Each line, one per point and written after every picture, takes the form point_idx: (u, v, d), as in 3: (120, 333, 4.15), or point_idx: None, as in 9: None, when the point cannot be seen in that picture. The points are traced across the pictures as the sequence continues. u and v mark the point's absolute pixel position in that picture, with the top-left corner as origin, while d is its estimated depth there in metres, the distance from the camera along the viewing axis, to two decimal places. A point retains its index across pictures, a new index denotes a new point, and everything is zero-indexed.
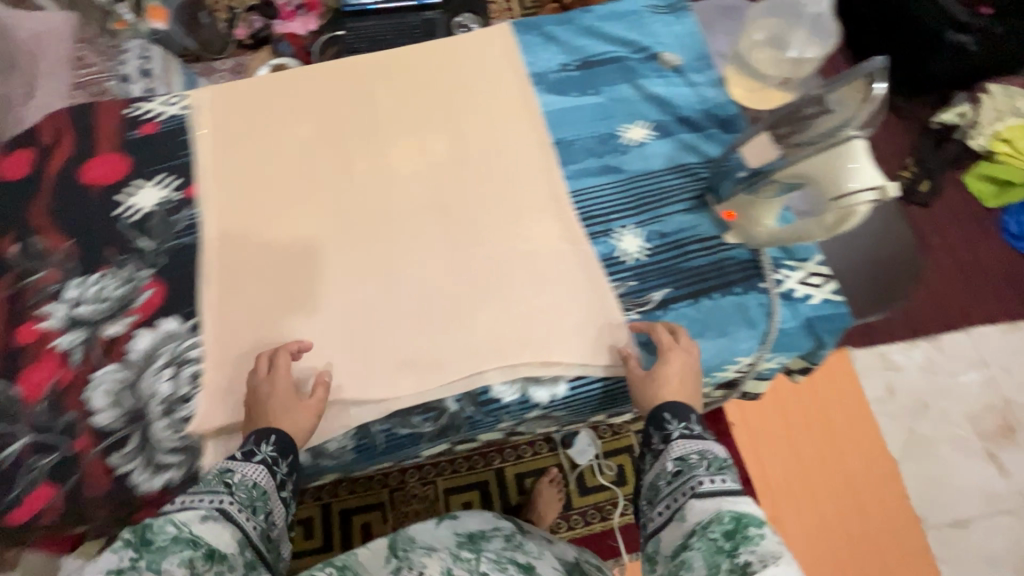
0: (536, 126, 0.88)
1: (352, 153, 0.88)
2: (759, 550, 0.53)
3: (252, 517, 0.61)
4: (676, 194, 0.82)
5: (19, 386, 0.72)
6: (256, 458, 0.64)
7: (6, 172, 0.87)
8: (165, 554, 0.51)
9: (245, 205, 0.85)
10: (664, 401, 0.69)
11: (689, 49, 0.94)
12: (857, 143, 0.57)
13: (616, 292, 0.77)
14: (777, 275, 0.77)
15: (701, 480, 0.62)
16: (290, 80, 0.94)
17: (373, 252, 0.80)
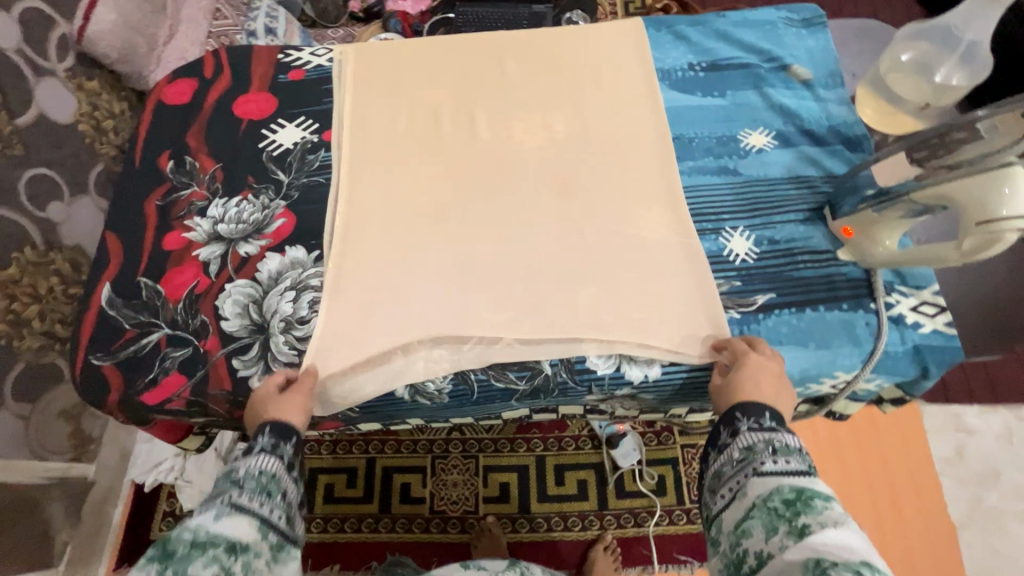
0: (657, 119, 0.90)
1: (477, 121, 0.93)
2: (818, 517, 0.55)
3: (269, 502, 0.65)
4: (792, 204, 0.82)
5: (165, 285, 0.81)
6: (256, 449, 0.68)
7: (171, 97, 0.97)
8: (188, 561, 0.55)
9: (374, 153, 0.91)
10: (736, 401, 0.69)
11: (822, 65, 0.93)
12: (1018, 169, 0.58)
13: (719, 289, 0.78)
14: (889, 298, 0.75)
15: (764, 461, 0.63)
16: (427, 48, 1.00)
17: (487, 217, 0.84)
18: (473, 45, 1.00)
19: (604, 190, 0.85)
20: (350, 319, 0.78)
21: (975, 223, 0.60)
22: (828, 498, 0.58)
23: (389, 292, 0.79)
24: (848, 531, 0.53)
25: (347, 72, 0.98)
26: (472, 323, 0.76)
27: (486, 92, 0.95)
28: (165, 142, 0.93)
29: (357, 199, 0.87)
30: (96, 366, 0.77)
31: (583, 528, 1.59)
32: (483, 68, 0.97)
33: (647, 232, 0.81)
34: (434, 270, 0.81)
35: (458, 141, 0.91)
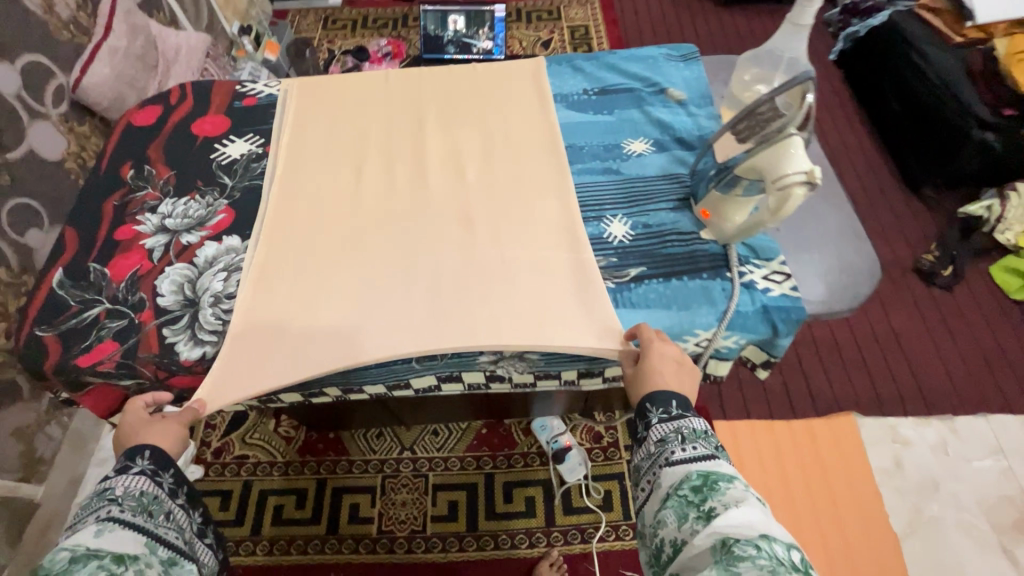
0: (557, 155, 1.01)
1: (395, 162, 1.04)
2: (723, 498, 0.65)
3: (151, 519, 0.74)
4: (663, 196, 0.96)
5: (111, 268, 0.91)
6: (133, 470, 0.77)
7: (139, 120, 1.12)
8: (70, 573, 0.62)
9: (298, 185, 1.01)
10: (646, 394, 0.79)
11: (695, 88, 1.10)
12: (795, 134, 0.71)
13: (598, 264, 0.89)
14: (743, 268, 0.86)
15: (674, 450, 0.73)
16: (360, 83, 1.17)
17: (399, 224, 0.95)
18: (400, 92, 1.15)
19: (503, 193, 0.97)
20: (268, 300, 0.87)
21: (772, 181, 0.73)
22: (732, 478, 0.68)
23: (304, 280, 0.89)
24: (747, 508, 0.63)
25: (285, 114, 1.12)
26: (379, 299, 0.86)
27: (405, 136, 1.08)
28: (129, 155, 1.07)
29: (278, 224, 0.96)
30: (38, 337, 0.85)
31: (531, 545, 1.58)
32: (406, 116, 1.12)
33: (538, 223, 0.93)
34: (344, 278, 0.89)
35: (375, 178, 1.02)
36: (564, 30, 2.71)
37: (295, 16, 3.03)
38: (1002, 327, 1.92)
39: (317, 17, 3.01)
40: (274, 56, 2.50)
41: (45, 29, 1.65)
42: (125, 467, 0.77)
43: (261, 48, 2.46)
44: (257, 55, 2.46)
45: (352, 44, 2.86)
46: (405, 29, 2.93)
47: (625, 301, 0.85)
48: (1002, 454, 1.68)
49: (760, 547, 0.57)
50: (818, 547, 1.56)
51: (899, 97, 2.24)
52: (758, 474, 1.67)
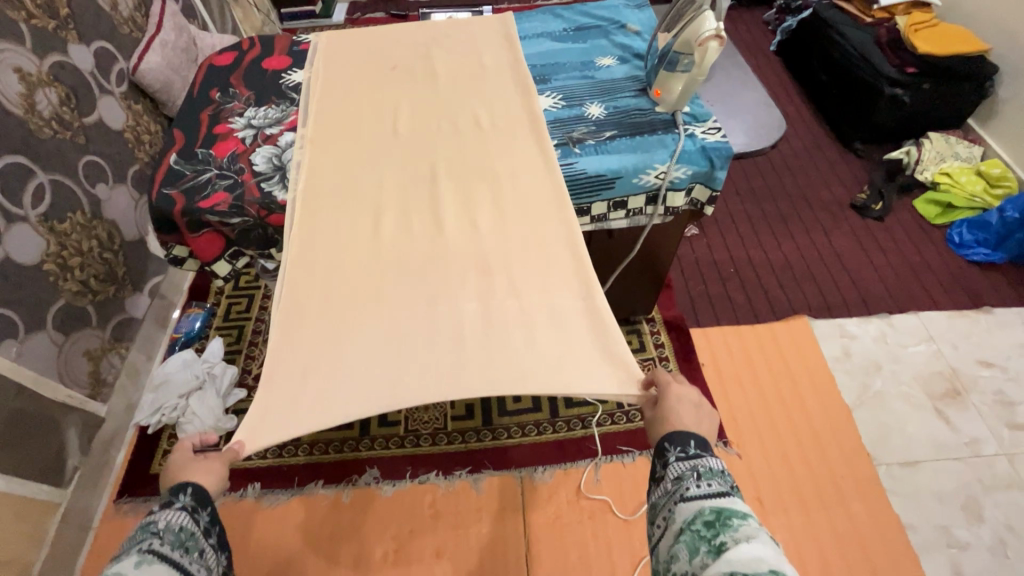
0: (536, 105, 1.26)
1: (402, 115, 1.27)
2: (735, 533, 0.76)
3: (185, 554, 0.89)
4: (628, 89, 1.29)
5: (215, 150, 1.21)
6: (176, 505, 0.94)
7: (219, 61, 1.43)
8: None
9: (325, 126, 1.25)
10: (665, 435, 0.93)
11: (647, 23, 1.45)
12: (705, 10, 1.06)
13: (582, 131, 1.21)
14: (687, 126, 1.19)
15: (689, 486, 0.86)
16: (380, 34, 1.50)
17: (431, 127, 1.24)
18: (409, 49, 1.43)
19: (509, 97, 1.29)
20: (323, 175, 1.16)
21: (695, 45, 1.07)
22: (743, 514, 0.79)
23: (348, 164, 1.18)
24: (757, 545, 0.74)
25: (317, 67, 1.39)
26: (424, 164, 1.18)
27: (413, 101, 1.30)
28: (214, 83, 1.37)
29: (315, 160, 1.18)
30: (165, 193, 1.13)
31: (539, 434, 1.83)
32: (421, 104, 1.30)
33: (538, 112, 1.24)
34: (387, 166, 1.17)
35: (389, 122, 1.26)
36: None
37: (303, 31, 3.43)
38: (928, 245, 2.27)
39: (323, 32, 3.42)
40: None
41: (111, 20, 1.97)
42: (170, 502, 0.94)
43: None
44: None
45: None
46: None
47: (603, 150, 1.16)
48: (932, 341, 2.00)
49: None
50: (783, 434, 1.81)
51: (826, 70, 2.68)
52: (737, 391, 1.90)
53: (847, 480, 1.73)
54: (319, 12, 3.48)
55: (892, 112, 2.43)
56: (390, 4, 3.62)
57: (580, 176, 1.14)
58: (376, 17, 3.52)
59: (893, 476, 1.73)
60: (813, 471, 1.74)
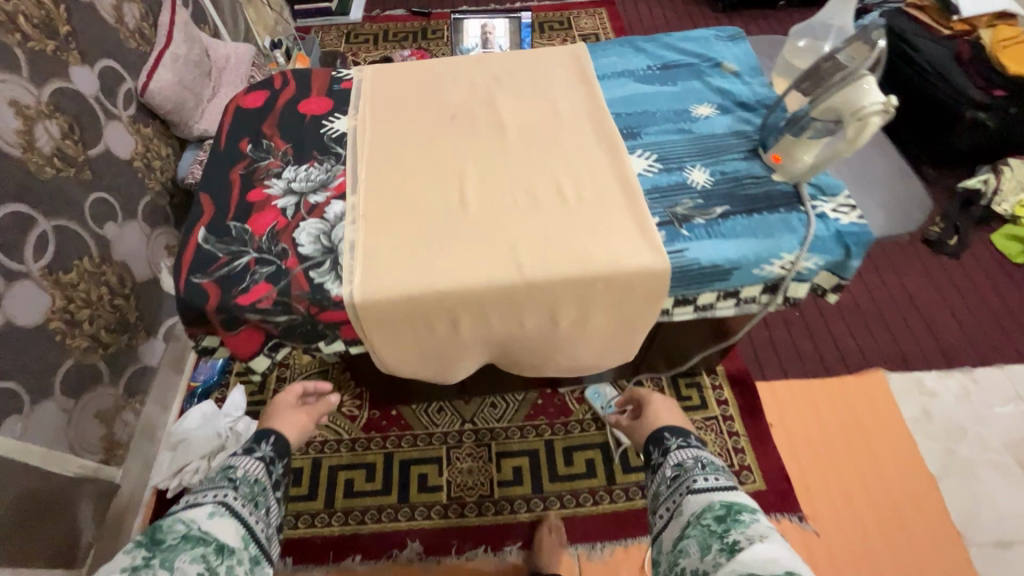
0: (627, 170, 1.07)
1: (468, 181, 1.07)
2: (747, 533, 0.93)
3: (252, 507, 1.06)
4: (735, 149, 1.09)
5: (251, 224, 1.02)
6: (257, 452, 1.20)
7: (248, 103, 1.23)
8: (176, 553, 0.87)
9: (378, 196, 1.05)
10: (669, 429, 1.28)
11: (745, 61, 1.25)
12: (869, 75, 0.86)
13: (687, 206, 1.02)
14: (814, 202, 1.00)
15: (696, 479, 1.10)
16: (433, 70, 1.30)
17: (506, 195, 1.05)
18: (468, 92, 1.23)
19: (594, 159, 1.10)
20: (383, 257, 0.96)
21: (852, 116, 0.88)
22: (746, 511, 0.99)
23: (411, 240, 0.99)
24: (767, 545, 0.90)
25: (362, 116, 1.19)
26: (500, 240, 0.98)
27: (479, 164, 1.10)
28: (243, 133, 1.18)
29: (369, 239, 0.98)
30: (195, 283, 0.95)
31: (594, 503, 1.67)
32: (490, 164, 1.10)
33: (632, 182, 1.05)
34: (458, 244, 0.97)
35: (454, 190, 1.06)
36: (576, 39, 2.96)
37: (319, 31, 3.17)
38: (1010, 287, 2.08)
39: (340, 32, 3.16)
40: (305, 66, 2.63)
41: (115, 35, 1.76)
42: (251, 451, 1.20)
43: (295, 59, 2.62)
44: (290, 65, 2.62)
45: (376, 56, 3.01)
46: (426, 41, 3.10)
47: (716, 232, 0.97)
48: (1020, 400, 1.83)
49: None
50: (862, 508, 1.65)
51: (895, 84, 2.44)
52: (812, 461, 1.73)
53: (935, 563, 1.57)
54: (336, 8, 3.21)
55: (973, 137, 2.22)
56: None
57: (691, 266, 0.95)
58: (396, 15, 3.25)
59: (986, 558, 1.58)
60: (897, 552, 1.58)
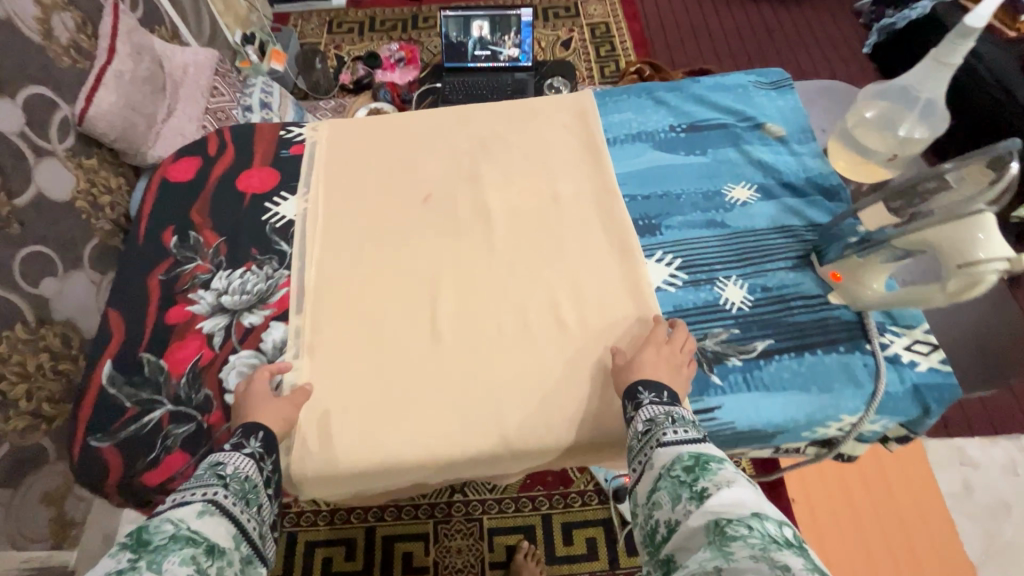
0: (642, 283, 0.85)
1: (442, 297, 0.85)
2: (715, 478, 0.56)
3: (246, 511, 0.60)
4: (781, 253, 0.86)
5: (167, 360, 0.81)
6: (242, 452, 0.65)
7: (176, 175, 1.00)
8: (165, 554, 0.49)
9: (327, 318, 0.84)
10: (638, 378, 0.72)
11: (792, 121, 1.00)
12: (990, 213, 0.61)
13: (720, 337, 0.80)
14: (882, 338, 0.78)
15: (666, 431, 0.64)
16: (405, 126, 1.06)
17: (491, 320, 0.83)
18: (447, 163, 0.99)
19: (602, 264, 0.87)
20: (332, 415, 0.77)
21: (956, 265, 0.64)
22: (721, 461, 0.59)
23: (370, 388, 0.78)
24: (739, 488, 0.54)
25: (314, 196, 0.96)
26: (482, 390, 0.78)
27: (458, 271, 0.88)
28: (168, 218, 0.95)
29: (315, 388, 0.78)
30: (93, 448, 0.75)
31: None
32: (470, 272, 0.88)
33: (650, 301, 0.83)
34: (428, 399, 0.77)
35: (425, 310, 0.84)
36: (585, 29, 2.57)
37: (298, 19, 2.84)
38: None
39: (322, 20, 2.83)
40: (281, 67, 2.33)
41: (43, 50, 1.14)
42: (237, 446, 0.66)
43: (266, 56, 2.29)
44: (262, 63, 2.29)
45: (360, 49, 2.68)
46: (415, 31, 2.75)
47: (756, 382, 0.76)
48: None
49: (756, 527, 0.49)
50: None
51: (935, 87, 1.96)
52: None
53: None
54: None
55: None
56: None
57: (723, 429, 0.74)
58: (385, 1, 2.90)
59: None
60: None
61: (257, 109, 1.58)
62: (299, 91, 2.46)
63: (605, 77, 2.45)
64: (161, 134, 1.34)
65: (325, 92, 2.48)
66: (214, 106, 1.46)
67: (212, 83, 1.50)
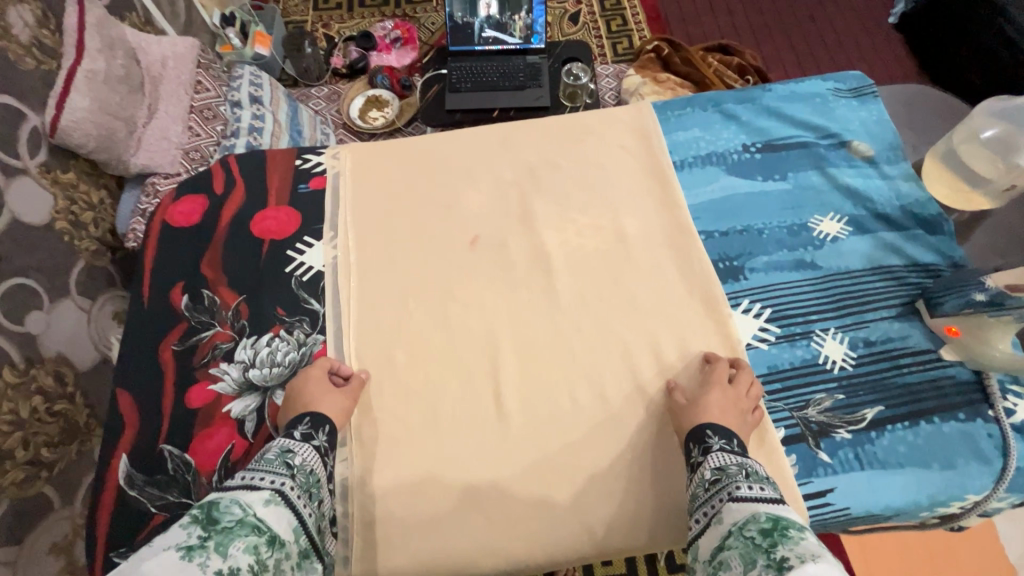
0: (726, 340, 0.75)
1: (502, 363, 0.76)
2: (798, 548, 0.45)
3: (309, 505, 0.56)
4: (882, 299, 0.77)
5: (192, 453, 0.70)
6: (310, 444, 0.62)
7: (179, 218, 0.87)
8: (231, 538, 0.45)
9: (377, 395, 0.74)
10: (706, 420, 0.65)
11: (879, 137, 0.89)
12: None
13: (823, 405, 0.71)
14: (1006, 403, 0.69)
15: (740, 486, 0.55)
16: (437, 150, 0.93)
17: (560, 390, 0.74)
18: (493, 198, 0.88)
19: (681, 317, 0.77)
20: (392, 513, 0.68)
21: None
22: (804, 528, 0.48)
23: (431, 478, 0.70)
24: (829, 565, 0.42)
25: (344, 242, 0.84)
26: (560, 478, 0.69)
27: (516, 331, 0.78)
28: (176, 273, 0.83)
29: (370, 481, 0.70)
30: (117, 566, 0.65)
31: None
32: (532, 331, 0.78)
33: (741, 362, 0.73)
34: (500, 490, 0.69)
35: (486, 381, 0.75)
36: None
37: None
38: None
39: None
40: (267, 50, 1.68)
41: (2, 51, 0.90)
42: (306, 437, 0.63)
43: (248, 38, 1.67)
44: (245, 49, 1.67)
45: (354, 28, 1.98)
46: (410, 6, 2.02)
47: (869, 459, 0.68)
48: None
49: None
50: None
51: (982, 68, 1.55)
52: None
53: None
54: None
55: None
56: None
57: (837, 516, 0.66)
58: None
59: None
60: None
61: (245, 105, 1.24)
62: (286, 79, 1.81)
63: (617, 55, 1.82)
64: (145, 141, 1.12)
65: (316, 79, 1.82)
66: (197, 106, 1.21)
67: (195, 77, 1.25)
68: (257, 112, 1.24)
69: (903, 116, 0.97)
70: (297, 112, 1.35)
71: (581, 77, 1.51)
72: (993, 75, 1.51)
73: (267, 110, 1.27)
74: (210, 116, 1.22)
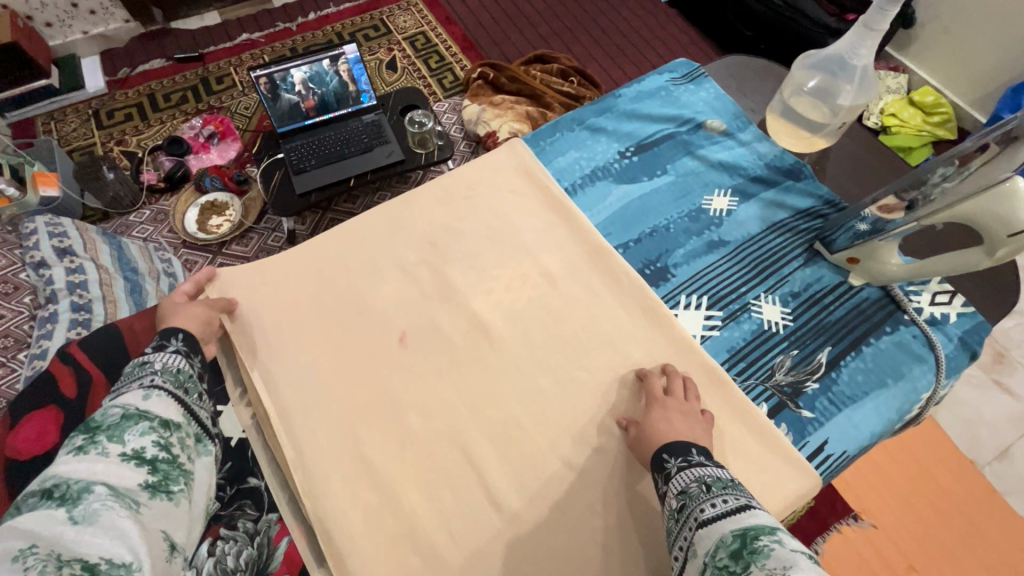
0: (682, 340, 0.76)
1: (483, 452, 0.70)
2: (769, 563, 0.43)
3: (191, 398, 0.62)
4: (788, 252, 0.84)
5: None
6: (167, 350, 0.64)
7: (30, 444, 0.65)
8: (122, 429, 0.53)
9: (367, 550, 0.64)
10: (659, 444, 0.62)
11: (723, 110, 0.97)
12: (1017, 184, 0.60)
13: (786, 366, 0.75)
14: (913, 304, 0.79)
15: (704, 507, 0.52)
16: (321, 256, 0.84)
17: (554, 455, 0.70)
18: (406, 283, 0.82)
19: (636, 333, 0.77)
20: None
21: (1006, 236, 0.62)
22: (773, 530, 0.47)
23: None
24: (802, 575, 0.41)
25: (259, 395, 0.72)
26: (595, 545, 0.65)
27: (485, 413, 0.72)
28: None
29: None
30: None
31: None
32: (502, 407, 0.73)
33: (705, 356, 0.75)
34: None
35: (480, 480, 0.68)
36: (403, 43, 1.89)
37: (49, 120, 1.65)
38: None
39: (81, 114, 1.67)
40: (57, 190, 1.37)
41: None
42: (159, 347, 0.65)
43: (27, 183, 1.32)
44: (26, 196, 1.31)
45: (159, 136, 1.65)
46: (215, 98, 1.74)
47: (842, 399, 0.73)
48: None
49: None
50: None
51: (747, 22, 1.80)
52: None
53: None
54: None
55: None
56: (168, 39, 1.83)
57: (839, 463, 0.70)
58: (155, 70, 1.77)
59: None
60: None
61: (54, 263, 0.95)
62: (96, 216, 1.49)
63: (446, 90, 1.80)
64: None
65: (132, 205, 1.51)
66: None
67: None
68: (76, 266, 0.97)
69: (732, 86, 1.07)
70: (120, 248, 1.12)
71: (427, 121, 1.38)
72: (759, 25, 1.78)
73: (85, 259, 1.00)
74: (9, 288, 0.90)
